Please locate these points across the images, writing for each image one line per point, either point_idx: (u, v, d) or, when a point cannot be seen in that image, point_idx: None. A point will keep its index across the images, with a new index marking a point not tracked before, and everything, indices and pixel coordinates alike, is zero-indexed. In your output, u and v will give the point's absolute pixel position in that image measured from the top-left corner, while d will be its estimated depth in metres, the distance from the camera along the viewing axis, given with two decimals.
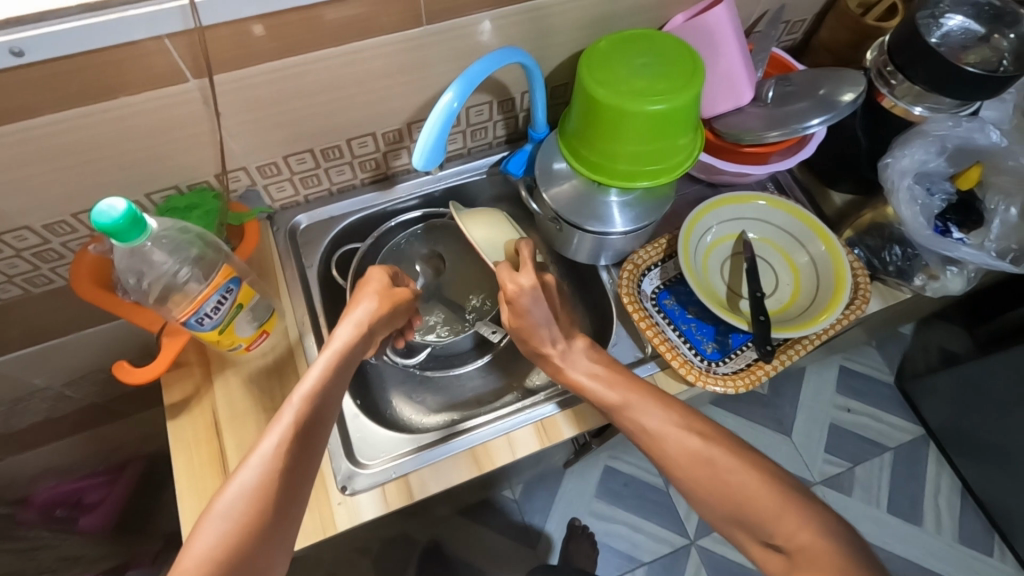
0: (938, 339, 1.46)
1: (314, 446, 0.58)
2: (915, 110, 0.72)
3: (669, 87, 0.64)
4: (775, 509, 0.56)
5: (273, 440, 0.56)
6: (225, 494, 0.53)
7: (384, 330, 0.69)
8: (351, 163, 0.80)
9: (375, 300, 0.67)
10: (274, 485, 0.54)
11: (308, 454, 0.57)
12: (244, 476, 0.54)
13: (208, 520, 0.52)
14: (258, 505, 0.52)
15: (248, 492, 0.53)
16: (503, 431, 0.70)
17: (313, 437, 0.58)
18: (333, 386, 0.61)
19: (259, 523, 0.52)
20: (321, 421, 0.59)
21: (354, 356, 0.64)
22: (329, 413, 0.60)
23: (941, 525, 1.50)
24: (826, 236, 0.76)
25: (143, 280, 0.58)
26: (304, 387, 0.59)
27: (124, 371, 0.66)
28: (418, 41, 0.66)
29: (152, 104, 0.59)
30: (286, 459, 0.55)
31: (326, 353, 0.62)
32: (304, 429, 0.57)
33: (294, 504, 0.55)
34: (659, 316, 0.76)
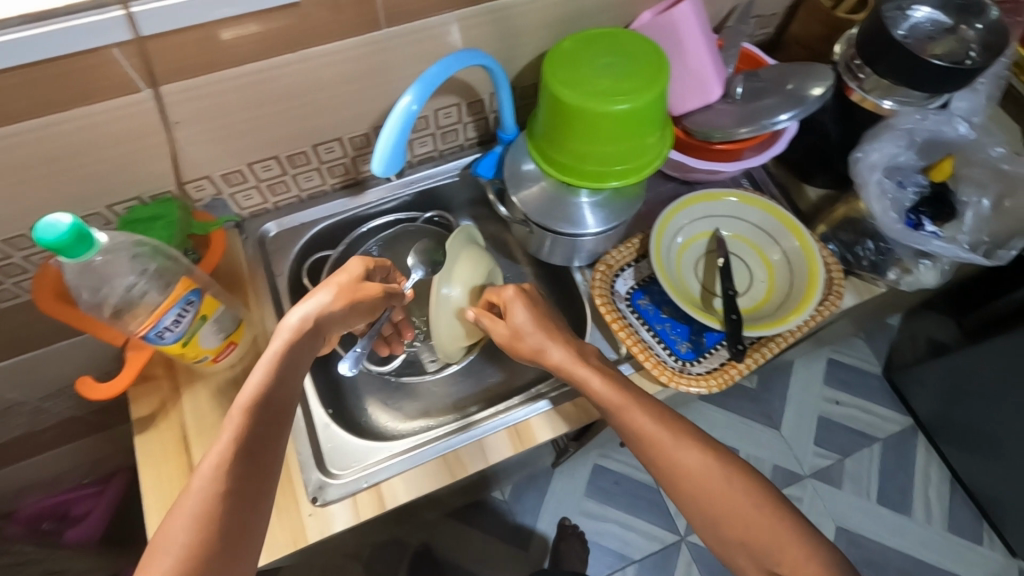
0: (924, 330, 1.43)
1: (266, 451, 0.54)
2: (884, 104, 0.72)
3: (633, 86, 0.63)
4: (774, 538, 0.54)
5: (219, 448, 0.53)
6: (175, 514, 0.49)
7: (342, 325, 0.66)
8: (319, 169, 0.79)
9: (330, 293, 0.64)
10: (223, 495, 0.50)
11: (260, 459, 0.54)
12: (193, 492, 0.50)
13: (157, 540, 0.48)
14: (207, 519, 0.49)
15: (198, 503, 0.49)
16: (476, 437, 0.69)
17: (264, 440, 0.55)
18: (278, 387, 0.57)
19: (214, 535, 0.48)
20: (269, 425, 0.56)
21: (303, 352, 0.61)
22: (279, 414, 0.57)
23: (931, 515, 1.50)
24: (798, 231, 0.76)
25: (98, 294, 0.57)
26: (251, 390, 0.56)
27: (87, 386, 0.65)
28: (378, 45, 0.65)
29: (105, 115, 0.58)
30: (234, 467, 0.52)
31: (272, 351, 0.59)
32: (249, 433, 0.54)
33: (252, 511, 0.52)
34: (633, 316, 0.76)
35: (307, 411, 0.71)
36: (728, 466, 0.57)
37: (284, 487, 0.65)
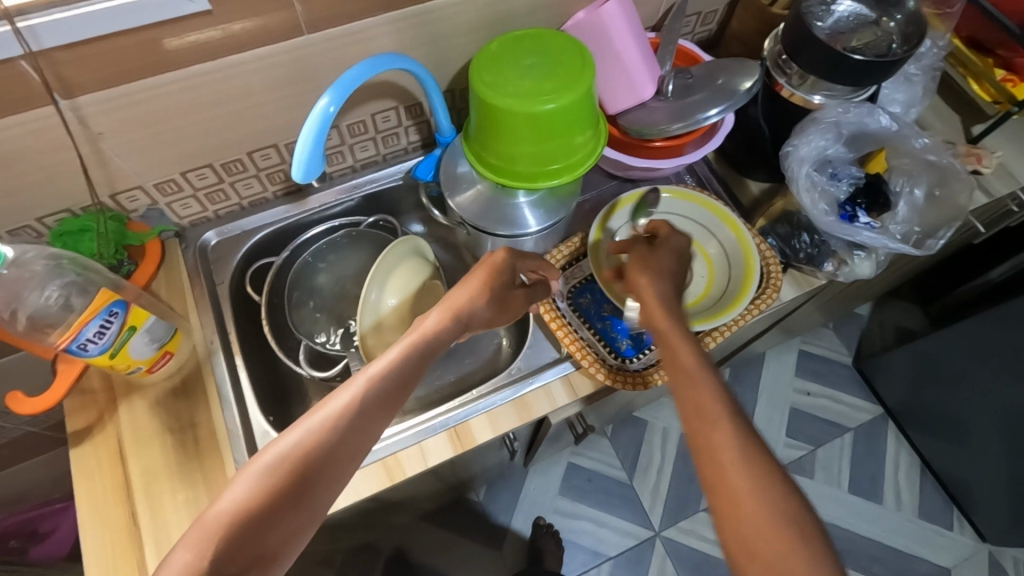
0: (894, 318, 1.47)
1: (374, 427, 0.52)
2: (813, 98, 0.72)
3: (558, 85, 0.64)
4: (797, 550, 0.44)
5: (337, 406, 0.51)
6: (270, 450, 0.49)
7: (483, 318, 0.63)
8: (257, 176, 0.79)
9: (480, 283, 0.61)
10: (318, 456, 0.49)
11: (364, 433, 0.52)
12: (294, 435, 0.50)
13: (250, 466, 0.48)
14: (296, 471, 0.48)
15: (292, 452, 0.49)
16: (415, 440, 0.69)
17: (377, 417, 0.52)
18: (412, 371, 0.55)
19: (287, 495, 0.48)
20: (389, 402, 0.53)
21: (440, 342, 0.58)
22: (395, 402, 0.54)
23: (902, 502, 1.51)
24: (735, 225, 0.76)
25: (13, 307, 0.56)
26: (377, 366, 0.54)
27: (17, 401, 0.64)
28: (301, 51, 0.65)
29: (20, 128, 0.58)
30: (337, 433, 0.50)
31: (412, 333, 0.57)
32: (370, 400, 0.52)
33: (328, 488, 0.50)
34: (574, 315, 0.76)
35: (246, 421, 0.71)
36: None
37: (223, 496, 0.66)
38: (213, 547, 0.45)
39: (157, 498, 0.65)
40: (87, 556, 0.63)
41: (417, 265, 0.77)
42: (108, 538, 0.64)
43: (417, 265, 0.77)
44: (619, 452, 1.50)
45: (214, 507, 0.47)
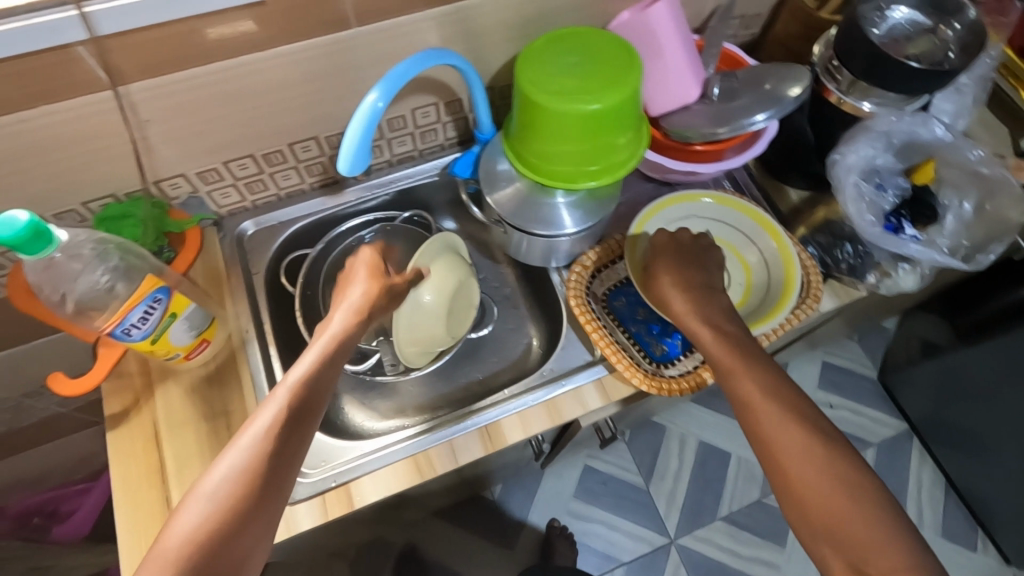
0: (919, 330, 1.41)
1: (305, 429, 0.55)
2: (863, 106, 0.71)
3: (603, 85, 0.63)
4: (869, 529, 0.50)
5: (264, 420, 0.54)
6: (210, 475, 0.51)
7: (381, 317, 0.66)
8: (296, 167, 0.79)
9: (364, 284, 0.64)
10: (261, 470, 0.51)
11: (298, 436, 0.54)
12: (231, 456, 0.52)
13: (196, 495, 0.50)
14: (242, 487, 0.50)
15: (232, 468, 0.51)
16: (445, 438, 0.69)
17: (304, 419, 0.55)
18: (325, 374, 0.58)
19: (239, 511, 0.49)
20: (314, 404, 0.56)
21: (347, 344, 0.61)
22: (317, 403, 0.57)
23: (924, 519, 1.49)
24: (777, 233, 0.75)
25: (59, 290, 0.57)
26: (293, 375, 0.57)
27: (59, 383, 0.65)
28: (349, 43, 0.65)
29: (72, 113, 0.58)
30: (272, 440, 0.53)
31: (319, 342, 0.60)
32: (295, 407, 0.55)
33: (279, 487, 0.52)
34: (609, 318, 0.76)
35: None
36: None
37: None
38: None
39: (191, 483, 0.66)
40: (121, 537, 0.63)
41: (453, 262, 0.74)
42: (142, 521, 0.64)
43: (456, 264, 0.74)
44: (636, 457, 1.48)
45: (166, 542, 0.48)
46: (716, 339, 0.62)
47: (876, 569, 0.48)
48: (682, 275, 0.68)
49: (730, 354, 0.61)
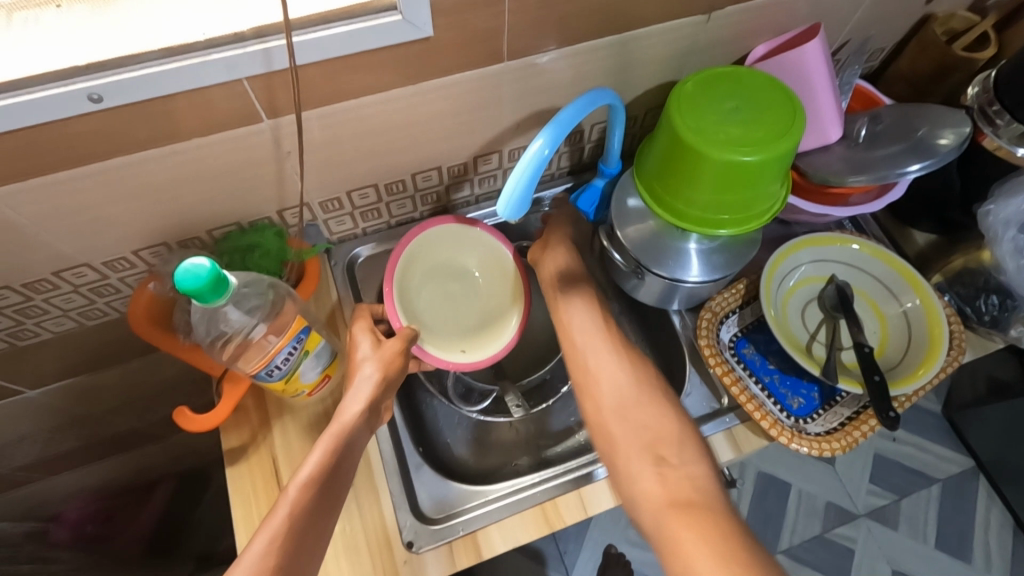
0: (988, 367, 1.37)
1: (317, 534, 0.53)
2: (1018, 152, 0.67)
3: (765, 135, 0.60)
4: (672, 437, 0.59)
5: (278, 517, 0.52)
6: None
7: (388, 399, 0.64)
8: (413, 197, 0.77)
9: (374, 366, 0.62)
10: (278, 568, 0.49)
11: (312, 542, 0.52)
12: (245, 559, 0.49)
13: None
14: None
15: (254, 566, 0.48)
16: (573, 487, 0.67)
17: (316, 522, 0.53)
18: (334, 469, 0.57)
19: None
20: (326, 506, 0.55)
21: (354, 438, 0.59)
22: (331, 496, 0.56)
23: (991, 563, 1.41)
24: (920, 287, 0.72)
25: (213, 329, 0.56)
26: (300, 474, 0.55)
27: (185, 419, 0.63)
28: (496, 78, 0.63)
29: (219, 145, 0.57)
30: (286, 545, 0.50)
31: (324, 437, 0.58)
32: (308, 508, 0.53)
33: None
34: (739, 367, 0.73)
35: (399, 449, 0.69)
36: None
37: (377, 527, 0.64)
38: None
39: None
40: None
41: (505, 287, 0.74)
42: None
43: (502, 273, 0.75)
44: None
45: None
46: (576, 299, 0.70)
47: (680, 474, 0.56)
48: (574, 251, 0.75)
49: (574, 343, 0.68)
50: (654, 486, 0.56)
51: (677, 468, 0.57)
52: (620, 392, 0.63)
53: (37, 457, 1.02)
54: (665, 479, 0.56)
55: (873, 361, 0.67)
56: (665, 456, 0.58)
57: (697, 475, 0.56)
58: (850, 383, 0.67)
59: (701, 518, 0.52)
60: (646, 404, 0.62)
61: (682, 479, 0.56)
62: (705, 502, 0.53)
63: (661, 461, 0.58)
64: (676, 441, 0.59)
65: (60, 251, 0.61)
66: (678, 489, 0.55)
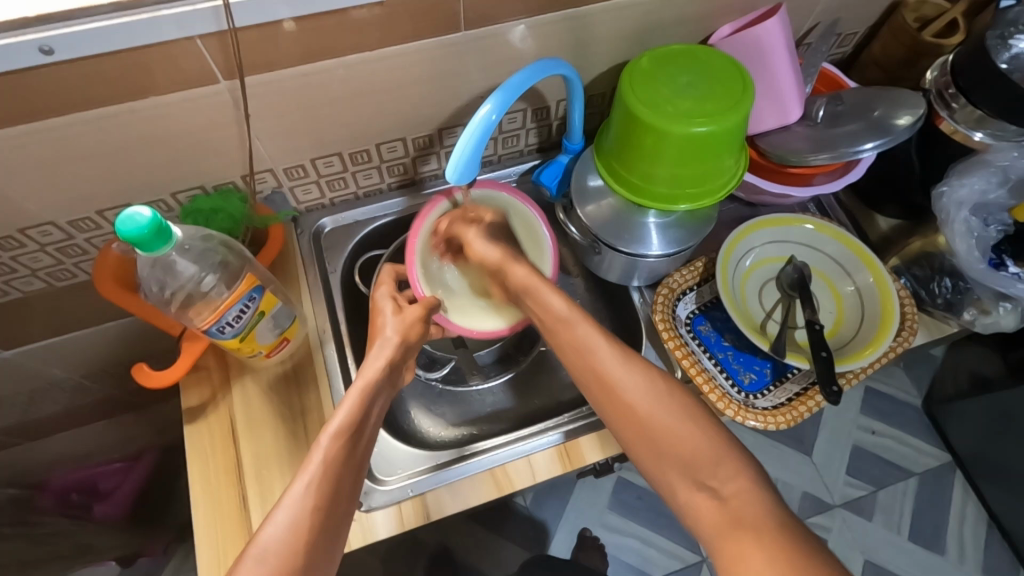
0: (969, 362, 1.36)
1: (351, 481, 0.55)
2: (975, 136, 0.68)
3: (715, 108, 0.61)
4: (712, 454, 0.52)
5: (310, 469, 0.53)
6: (260, 537, 0.48)
7: (408, 356, 0.67)
8: (379, 168, 0.78)
9: (395, 323, 0.65)
10: (315, 523, 0.50)
11: (346, 488, 0.54)
12: (279, 515, 0.49)
13: (247, 560, 0.47)
14: (305, 536, 0.49)
15: (295, 518, 0.49)
16: (523, 454, 0.68)
17: (348, 479, 0.54)
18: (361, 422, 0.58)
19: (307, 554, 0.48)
20: (354, 456, 0.56)
21: (377, 391, 0.61)
22: (356, 451, 0.56)
23: (965, 556, 1.41)
24: (874, 266, 0.73)
25: (166, 288, 0.58)
26: (331, 425, 0.56)
27: (144, 375, 0.65)
28: (454, 47, 0.64)
29: (178, 104, 0.58)
30: (324, 491, 0.52)
31: (352, 391, 0.59)
32: (340, 461, 0.54)
33: (335, 543, 0.52)
34: (694, 343, 0.74)
35: None
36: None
37: None
38: None
39: (267, 482, 0.65)
40: (196, 533, 0.63)
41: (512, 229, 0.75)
42: (220, 520, 0.63)
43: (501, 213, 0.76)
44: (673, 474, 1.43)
45: None
46: (564, 302, 0.64)
47: (728, 491, 0.50)
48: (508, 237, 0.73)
49: (576, 352, 0.60)
50: (705, 509, 0.50)
51: (722, 479, 0.50)
52: (644, 410, 0.55)
53: (18, 420, 1.04)
54: (723, 507, 0.49)
55: (823, 338, 0.68)
56: (709, 475, 0.51)
57: (742, 486, 0.50)
58: (798, 359, 0.68)
59: (771, 552, 0.45)
60: (669, 395, 0.56)
61: (736, 501, 0.49)
62: (772, 526, 0.47)
63: (707, 484, 0.51)
64: (716, 452, 0.52)
65: (25, 208, 0.63)
66: (730, 504, 0.49)
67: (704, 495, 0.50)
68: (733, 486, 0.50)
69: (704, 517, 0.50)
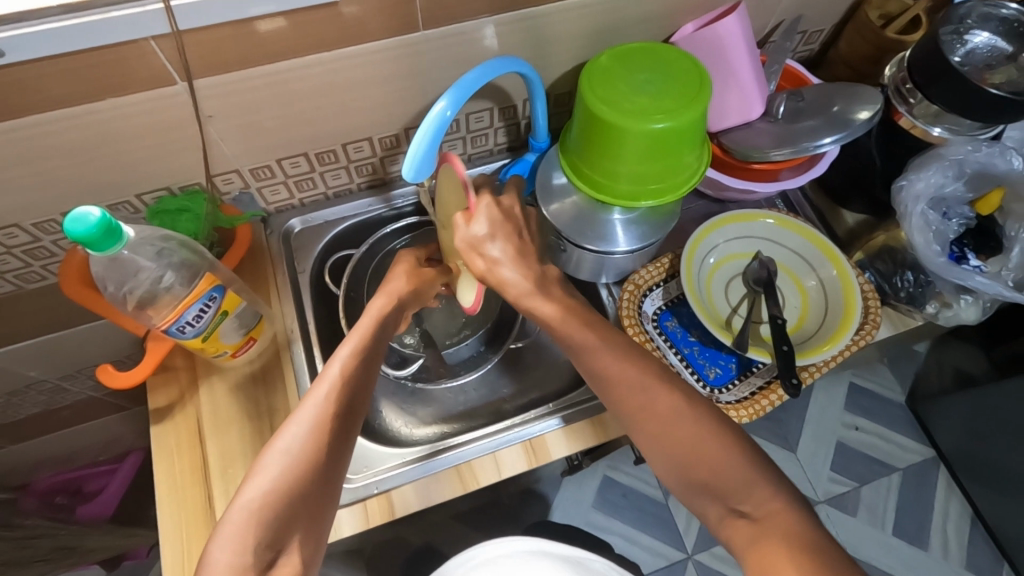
0: (953, 359, 1.35)
1: (363, 398, 0.57)
2: (933, 131, 0.70)
3: (672, 103, 0.61)
4: (722, 448, 0.54)
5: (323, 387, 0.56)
6: (277, 440, 0.53)
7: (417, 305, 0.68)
8: (347, 168, 0.78)
9: (404, 276, 0.66)
10: (328, 433, 0.53)
11: (358, 405, 0.57)
12: (296, 422, 0.54)
13: (264, 462, 0.52)
14: (315, 444, 0.53)
15: (307, 428, 0.53)
16: (490, 450, 0.68)
17: (359, 395, 0.57)
18: (374, 348, 0.60)
19: (317, 462, 0.52)
20: (366, 376, 0.58)
21: (388, 321, 0.63)
22: (369, 377, 0.58)
23: (948, 552, 1.40)
24: (838, 260, 0.74)
25: (124, 288, 0.58)
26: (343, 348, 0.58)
27: (108, 375, 0.65)
28: (416, 46, 0.64)
29: (138, 104, 0.58)
30: (335, 407, 0.55)
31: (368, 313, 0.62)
32: (355, 376, 0.57)
33: (345, 454, 0.55)
34: (661, 338, 0.74)
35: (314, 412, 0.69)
36: (763, 469, 0.53)
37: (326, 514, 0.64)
38: (255, 526, 0.49)
39: (233, 482, 0.65)
40: (160, 534, 0.63)
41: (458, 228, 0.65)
42: (185, 520, 0.63)
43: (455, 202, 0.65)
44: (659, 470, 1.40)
45: (245, 500, 0.50)
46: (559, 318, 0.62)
47: (743, 481, 0.52)
48: (515, 230, 0.63)
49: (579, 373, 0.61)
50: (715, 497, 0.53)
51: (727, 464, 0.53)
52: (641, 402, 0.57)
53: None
54: (745, 503, 0.52)
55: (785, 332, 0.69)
56: (719, 468, 0.53)
57: (764, 481, 0.52)
58: (760, 353, 0.69)
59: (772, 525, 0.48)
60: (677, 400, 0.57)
61: (757, 493, 0.52)
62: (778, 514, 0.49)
63: (741, 510, 0.52)
64: (732, 457, 0.54)
65: None
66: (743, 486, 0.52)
67: (731, 498, 0.53)
68: (753, 481, 0.53)
69: (723, 510, 0.53)
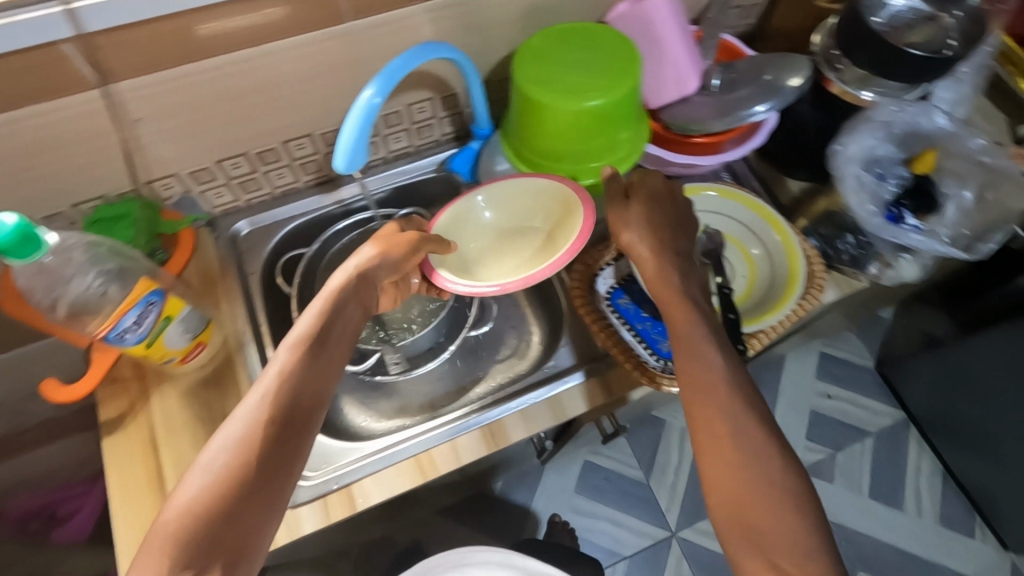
0: (920, 323, 1.32)
1: (308, 398, 0.54)
2: (861, 95, 0.71)
3: (604, 81, 0.62)
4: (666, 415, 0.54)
5: (257, 390, 0.53)
6: (208, 449, 0.51)
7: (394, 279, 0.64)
8: (290, 166, 0.78)
9: (374, 246, 0.62)
10: (258, 440, 0.50)
11: (301, 406, 0.53)
12: (228, 429, 0.51)
13: (190, 473, 0.49)
14: (244, 452, 0.50)
15: (239, 433, 0.51)
16: (448, 437, 0.69)
17: (300, 395, 0.54)
18: (321, 341, 0.56)
19: (244, 473, 0.49)
20: (311, 372, 0.55)
21: (344, 306, 0.59)
22: (314, 372, 0.55)
23: (922, 509, 1.44)
24: (779, 226, 0.75)
25: (54, 297, 0.57)
26: (286, 345, 0.55)
27: (52, 388, 0.64)
28: (345, 38, 0.64)
29: (60, 109, 0.58)
30: (271, 409, 0.52)
31: (317, 301, 0.58)
32: (295, 373, 0.54)
33: (285, 460, 0.51)
34: (615, 317, 0.73)
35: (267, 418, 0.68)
36: None
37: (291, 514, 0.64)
38: (174, 545, 0.46)
39: None
40: (118, 548, 0.62)
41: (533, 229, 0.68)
42: (142, 530, 0.63)
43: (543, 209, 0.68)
44: (638, 450, 1.41)
45: (169, 514, 0.48)
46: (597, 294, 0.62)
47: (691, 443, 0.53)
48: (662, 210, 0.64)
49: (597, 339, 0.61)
50: None
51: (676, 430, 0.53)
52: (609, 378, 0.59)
53: None
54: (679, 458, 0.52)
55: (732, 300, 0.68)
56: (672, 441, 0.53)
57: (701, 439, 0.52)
58: None
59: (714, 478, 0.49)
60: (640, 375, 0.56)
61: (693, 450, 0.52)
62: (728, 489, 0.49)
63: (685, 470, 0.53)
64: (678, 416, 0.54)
65: None
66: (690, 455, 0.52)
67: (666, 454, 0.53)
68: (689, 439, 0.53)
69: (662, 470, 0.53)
